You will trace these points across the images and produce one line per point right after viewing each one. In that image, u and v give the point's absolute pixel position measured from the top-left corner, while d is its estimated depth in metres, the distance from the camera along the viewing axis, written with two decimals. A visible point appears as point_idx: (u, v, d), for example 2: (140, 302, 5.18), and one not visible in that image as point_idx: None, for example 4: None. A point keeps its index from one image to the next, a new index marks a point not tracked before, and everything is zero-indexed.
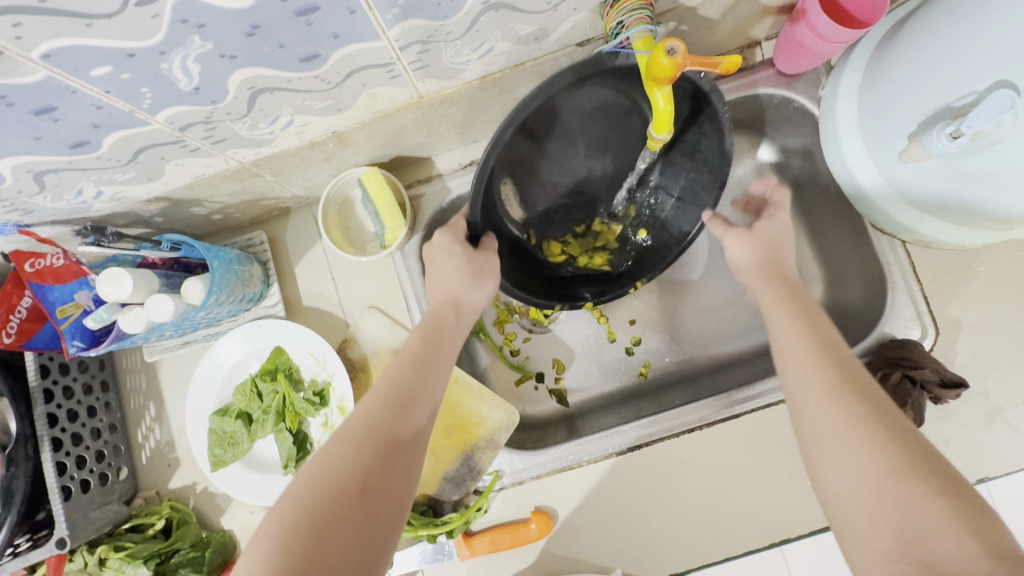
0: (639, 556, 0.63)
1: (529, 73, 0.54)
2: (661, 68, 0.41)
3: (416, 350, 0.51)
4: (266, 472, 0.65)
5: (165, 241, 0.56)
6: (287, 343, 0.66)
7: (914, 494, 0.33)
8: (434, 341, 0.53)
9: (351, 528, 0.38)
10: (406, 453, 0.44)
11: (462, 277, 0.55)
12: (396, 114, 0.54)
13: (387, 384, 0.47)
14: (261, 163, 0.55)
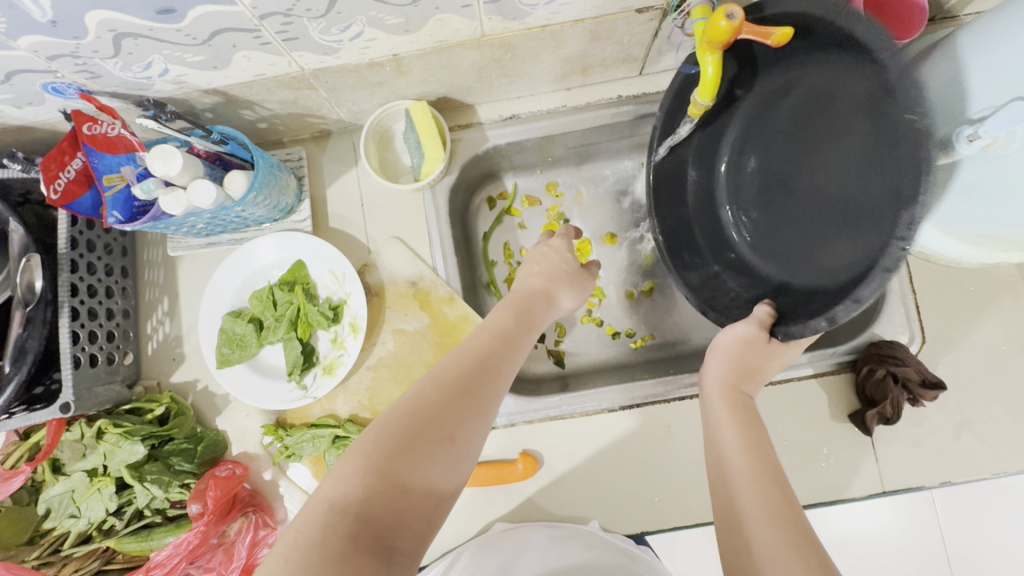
0: (614, 512, 0.66)
1: (586, 30, 0.57)
2: (718, 31, 0.44)
3: (509, 327, 0.52)
4: (270, 378, 0.67)
5: (216, 132, 0.58)
6: (308, 258, 0.68)
7: (763, 510, 0.39)
8: (523, 322, 0.54)
9: (439, 472, 0.39)
10: (488, 413, 0.44)
11: (558, 279, 0.62)
12: (456, 48, 0.57)
13: (479, 348, 0.48)
14: (319, 74, 0.57)
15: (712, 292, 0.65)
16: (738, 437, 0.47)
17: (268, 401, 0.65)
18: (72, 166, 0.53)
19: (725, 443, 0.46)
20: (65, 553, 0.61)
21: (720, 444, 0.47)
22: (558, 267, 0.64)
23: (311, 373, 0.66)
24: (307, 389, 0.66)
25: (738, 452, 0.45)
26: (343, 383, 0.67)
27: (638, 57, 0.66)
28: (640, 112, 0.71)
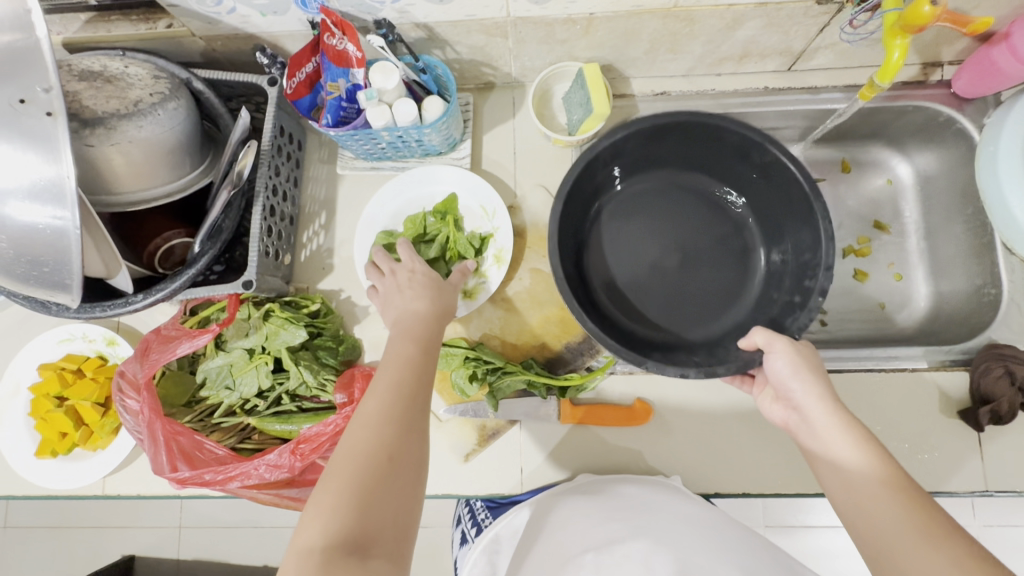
0: (716, 470, 0.69)
1: (765, 15, 0.63)
2: (920, 15, 0.51)
3: (410, 359, 0.52)
4: None
5: (420, 60, 0.64)
6: (461, 193, 0.74)
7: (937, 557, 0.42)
8: (428, 344, 0.54)
9: (404, 458, 0.45)
10: (420, 409, 0.49)
11: (427, 290, 0.60)
12: (645, 15, 0.63)
13: (398, 370, 0.51)
14: (518, 23, 0.64)
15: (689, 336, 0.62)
16: (883, 487, 0.46)
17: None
18: (305, 70, 0.60)
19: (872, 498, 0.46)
20: (214, 422, 0.67)
21: (861, 493, 0.47)
22: (419, 279, 0.61)
23: None
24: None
25: (893, 502, 0.45)
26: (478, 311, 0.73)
27: (795, 52, 0.71)
28: (781, 104, 0.76)
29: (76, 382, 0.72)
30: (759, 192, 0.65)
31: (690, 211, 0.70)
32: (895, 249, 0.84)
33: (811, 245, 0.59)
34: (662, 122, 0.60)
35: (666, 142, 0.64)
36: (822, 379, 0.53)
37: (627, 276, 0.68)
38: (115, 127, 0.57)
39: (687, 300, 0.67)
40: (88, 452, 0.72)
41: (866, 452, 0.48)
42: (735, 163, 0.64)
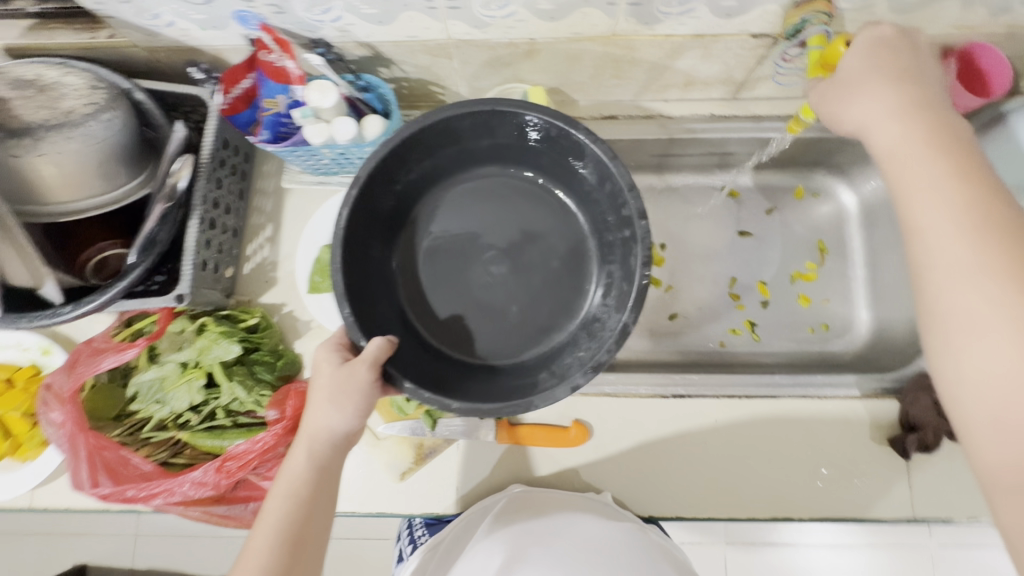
0: (651, 493, 0.69)
1: (701, 46, 0.64)
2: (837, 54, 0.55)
3: (302, 491, 0.50)
4: None
5: (361, 78, 0.65)
6: None
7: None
8: (329, 463, 0.51)
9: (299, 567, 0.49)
10: (314, 533, 0.51)
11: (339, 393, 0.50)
12: (585, 42, 0.64)
13: (297, 485, 0.50)
14: (460, 45, 0.65)
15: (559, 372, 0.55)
16: (966, 205, 0.44)
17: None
18: (243, 85, 0.60)
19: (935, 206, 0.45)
20: (144, 436, 0.66)
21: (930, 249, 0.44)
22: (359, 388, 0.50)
23: None
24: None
25: (971, 238, 0.42)
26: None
27: (737, 81, 0.72)
28: (726, 130, 0.78)
29: (6, 391, 0.71)
30: (528, 149, 0.58)
31: (522, 215, 0.62)
32: (839, 275, 0.86)
33: (611, 189, 0.53)
34: (457, 122, 0.54)
35: (418, 156, 0.56)
36: (902, 120, 0.49)
37: (448, 292, 0.61)
38: (43, 138, 0.57)
39: (534, 293, 0.61)
40: (15, 463, 0.70)
41: (938, 158, 0.46)
42: (558, 160, 0.58)
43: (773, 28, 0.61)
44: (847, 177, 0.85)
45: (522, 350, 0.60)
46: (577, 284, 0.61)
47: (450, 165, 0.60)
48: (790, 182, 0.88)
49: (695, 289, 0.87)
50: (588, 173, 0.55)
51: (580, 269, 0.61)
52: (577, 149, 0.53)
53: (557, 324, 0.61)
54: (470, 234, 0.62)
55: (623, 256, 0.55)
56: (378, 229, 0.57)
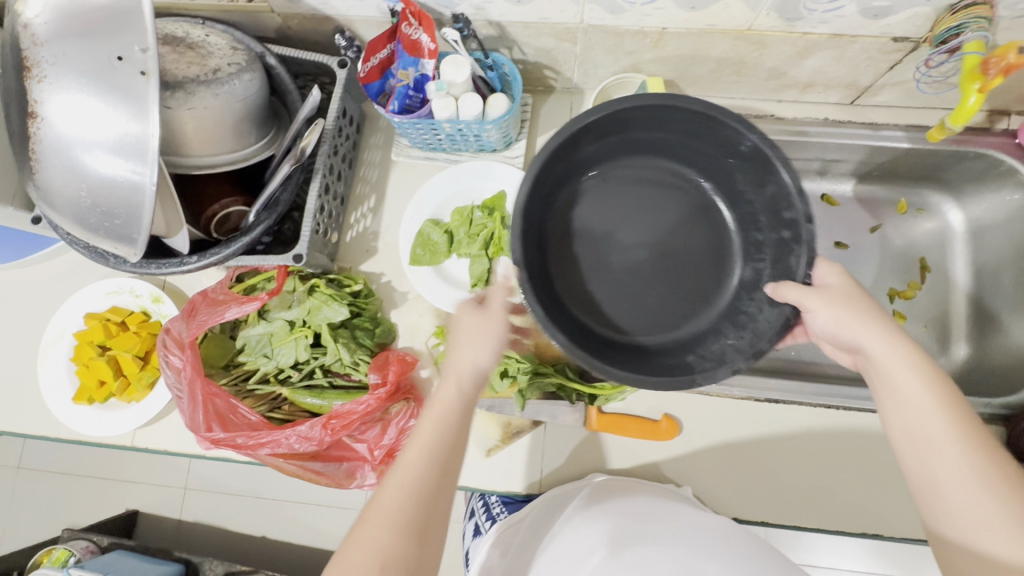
0: (736, 494, 0.69)
1: (836, 46, 0.63)
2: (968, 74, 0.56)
3: (452, 421, 0.49)
4: (452, 284, 0.73)
5: (489, 57, 0.65)
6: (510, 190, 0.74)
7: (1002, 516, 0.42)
8: (469, 403, 0.51)
9: (437, 510, 0.47)
10: (451, 479, 0.48)
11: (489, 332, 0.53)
12: (716, 35, 0.63)
13: (445, 420, 0.49)
14: (589, 30, 0.65)
15: (707, 358, 0.55)
16: (983, 485, 0.43)
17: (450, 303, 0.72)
18: (380, 56, 0.62)
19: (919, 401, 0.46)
20: (248, 388, 0.68)
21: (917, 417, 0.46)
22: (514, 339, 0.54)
23: None
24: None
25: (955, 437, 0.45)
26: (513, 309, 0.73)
27: (861, 86, 0.71)
28: (839, 136, 0.76)
29: (119, 333, 0.74)
30: (684, 139, 0.57)
31: (666, 203, 0.62)
32: (936, 294, 0.83)
33: (774, 188, 0.52)
34: (635, 111, 0.53)
35: (580, 145, 0.56)
36: (919, 370, 0.47)
37: (591, 276, 0.61)
38: (193, 92, 0.59)
39: (678, 284, 0.61)
40: (122, 403, 0.74)
41: (951, 415, 0.45)
42: (718, 154, 0.57)
43: (920, 33, 0.59)
44: (956, 194, 0.83)
45: (658, 337, 0.60)
46: (720, 278, 0.61)
47: (609, 150, 0.60)
48: (893, 195, 0.86)
49: None
50: (752, 174, 0.54)
51: (721, 261, 0.61)
52: (749, 151, 0.52)
53: (694, 315, 0.60)
54: (617, 223, 0.62)
55: (777, 254, 0.55)
56: (540, 210, 0.57)
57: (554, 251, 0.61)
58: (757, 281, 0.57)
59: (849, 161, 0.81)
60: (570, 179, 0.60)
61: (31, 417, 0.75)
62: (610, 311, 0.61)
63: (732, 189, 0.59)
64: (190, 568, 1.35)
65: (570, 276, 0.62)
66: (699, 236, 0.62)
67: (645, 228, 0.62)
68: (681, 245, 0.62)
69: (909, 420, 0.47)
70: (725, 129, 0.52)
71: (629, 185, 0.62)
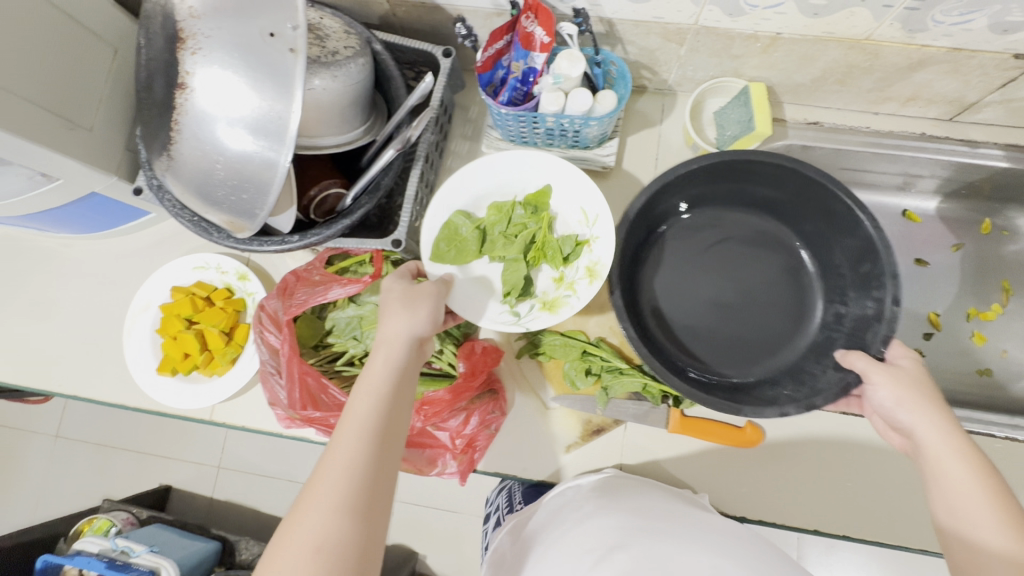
0: (816, 507, 0.68)
1: (952, 59, 0.62)
2: None
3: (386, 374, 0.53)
4: (485, 291, 0.67)
5: (600, 53, 0.66)
6: (563, 192, 0.69)
7: None
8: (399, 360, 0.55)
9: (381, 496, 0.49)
10: (391, 423, 0.52)
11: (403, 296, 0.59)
12: (830, 43, 0.63)
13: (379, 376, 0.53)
14: (700, 32, 0.64)
15: (766, 399, 0.61)
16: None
17: (478, 314, 0.65)
18: (495, 47, 0.62)
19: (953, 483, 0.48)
20: (336, 368, 0.69)
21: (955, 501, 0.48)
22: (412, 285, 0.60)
23: (528, 303, 0.67)
24: (519, 317, 0.66)
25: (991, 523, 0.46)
26: (587, 308, 0.73)
27: (964, 102, 0.70)
28: (934, 152, 0.75)
29: (206, 308, 0.75)
30: (788, 201, 0.66)
31: (757, 257, 0.70)
32: (1018, 318, 0.82)
33: (870, 269, 0.60)
34: (759, 166, 0.62)
35: (696, 183, 0.66)
36: (965, 459, 0.49)
37: (678, 308, 0.69)
38: (313, 72, 0.59)
39: (749, 332, 0.68)
40: (205, 376, 0.75)
41: (991, 493, 0.47)
42: (825, 229, 0.65)
43: None
44: None
45: (726, 373, 0.67)
46: (793, 336, 0.67)
47: (722, 195, 0.69)
48: (976, 216, 0.85)
49: None
50: (854, 252, 0.62)
51: (797, 322, 0.68)
52: (857, 228, 0.60)
53: (760, 361, 0.67)
54: (706, 264, 0.70)
55: (855, 327, 0.61)
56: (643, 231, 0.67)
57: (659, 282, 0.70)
58: (830, 346, 0.63)
59: (936, 178, 0.81)
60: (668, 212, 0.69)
61: (117, 384, 0.76)
62: (694, 346, 0.68)
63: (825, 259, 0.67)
64: (226, 547, 1.35)
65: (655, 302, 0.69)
66: (778, 293, 0.69)
67: (729, 272, 0.70)
68: (759, 296, 0.69)
69: (953, 498, 0.48)
70: (832, 200, 0.60)
71: (727, 233, 0.71)
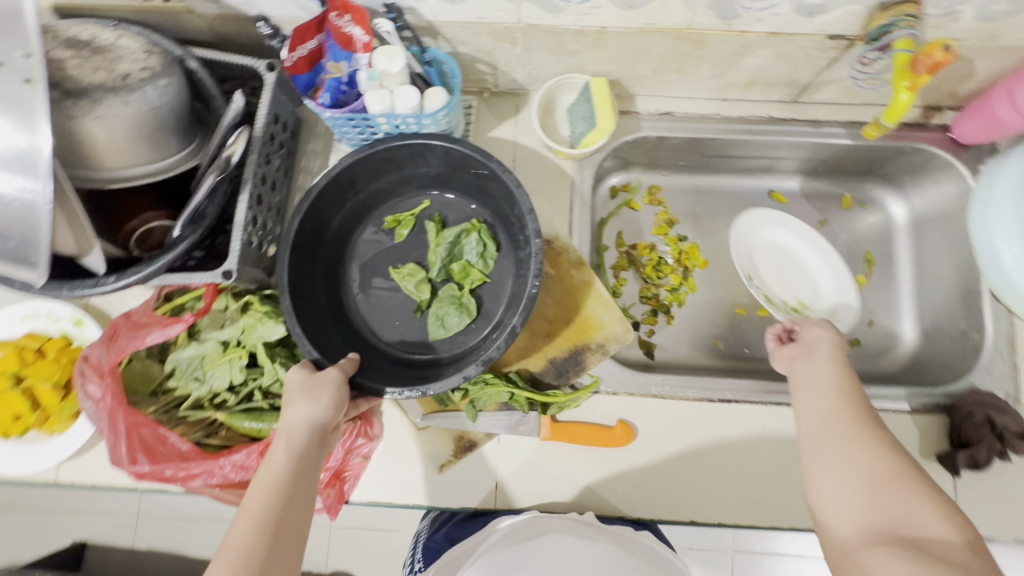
0: (693, 498, 0.66)
1: (775, 43, 0.63)
2: (897, 107, 0.61)
3: (285, 473, 0.52)
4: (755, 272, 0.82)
5: (427, 52, 0.64)
6: (831, 286, 0.83)
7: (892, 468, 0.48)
8: (311, 453, 0.54)
9: (279, 557, 0.49)
10: (298, 511, 0.52)
11: (302, 385, 0.56)
12: (656, 34, 0.62)
13: (284, 464, 0.52)
14: (526, 30, 0.63)
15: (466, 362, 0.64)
16: (872, 451, 0.50)
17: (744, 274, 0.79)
18: (308, 45, 0.59)
19: (831, 388, 0.56)
20: (180, 414, 0.64)
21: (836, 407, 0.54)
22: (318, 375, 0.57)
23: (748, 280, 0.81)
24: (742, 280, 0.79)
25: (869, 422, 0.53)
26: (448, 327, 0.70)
27: (801, 84, 0.71)
28: (783, 134, 0.77)
29: (37, 361, 0.69)
30: (449, 173, 0.70)
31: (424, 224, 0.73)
32: (882, 287, 0.85)
33: (520, 214, 0.64)
34: (394, 152, 0.66)
35: (369, 177, 0.68)
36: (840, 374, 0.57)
37: (391, 319, 0.71)
38: (101, 100, 0.54)
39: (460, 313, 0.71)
40: (43, 436, 0.68)
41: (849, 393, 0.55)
42: (503, 205, 0.69)
43: (853, 31, 0.60)
44: (898, 189, 0.84)
45: (441, 349, 0.70)
46: (493, 302, 0.71)
47: (394, 184, 0.72)
48: (837, 191, 0.87)
49: (740, 294, 0.85)
50: (506, 195, 0.66)
51: (496, 289, 0.71)
52: (500, 181, 0.65)
53: (470, 329, 0.70)
54: (403, 253, 0.73)
55: (527, 268, 0.65)
56: (324, 244, 0.69)
57: (372, 293, 0.72)
58: (517, 296, 0.66)
59: (793, 158, 0.82)
60: (354, 198, 0.70)
61: None
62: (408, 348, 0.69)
63: (495, 216, 0.72)
64: None
65: (360, 302, 0.72)
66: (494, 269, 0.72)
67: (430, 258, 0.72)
68: None
69: (817, 395, 0.56)
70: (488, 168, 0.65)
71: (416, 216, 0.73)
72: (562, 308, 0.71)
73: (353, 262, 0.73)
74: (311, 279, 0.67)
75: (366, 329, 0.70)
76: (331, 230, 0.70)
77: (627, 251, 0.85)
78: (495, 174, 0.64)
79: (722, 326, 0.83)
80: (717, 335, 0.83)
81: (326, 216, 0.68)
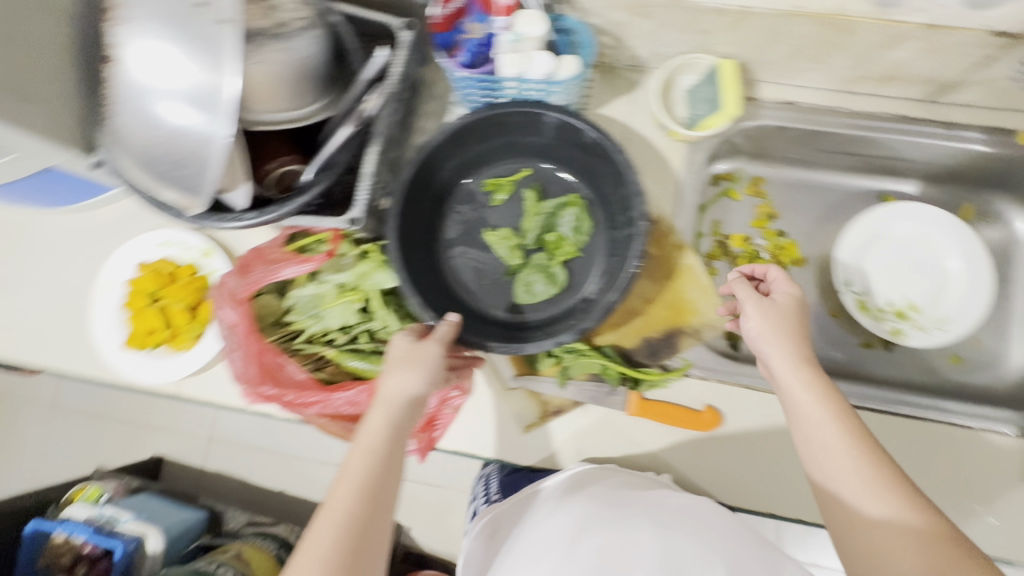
0: (775, 490, 0.66)
1: (929, 37, 0.60)
2: None
3: (382, 444, 0.54)
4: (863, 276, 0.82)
5: (563, 21, 0.65)
6: (952, 300, 0.79)
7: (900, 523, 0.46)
8: (406, 427, 0.56)
9: (380, 520, 0.52)
10: (394, 481, 0.54)
11: (400, 359, 0.57)
12: (801, 19, 0.61)
13: (383, 435, 0.55)
14: (665, 7, 0.62)
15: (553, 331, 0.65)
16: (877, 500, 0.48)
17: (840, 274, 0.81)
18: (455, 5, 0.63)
19: (824, 427, 0.52)
20: (296, 346, 0.69)
21: (829, 448, 0.51)
22: (414, 350, 0.58)
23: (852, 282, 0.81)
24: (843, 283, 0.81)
25: (868, 465, 0.49)
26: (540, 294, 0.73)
27: (944, 83, 0.68)
28: (912, 134, 0.73)
29: (170, 285, 0.75)
30: (554, 145, 0.71)
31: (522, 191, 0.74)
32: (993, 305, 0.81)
33: (624, 193, 0.65)
34: (509, 118, 0.67)
35: (477, 141, 0.70)
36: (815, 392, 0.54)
37: (478, 279, 0.74)
38: (263, 46, 0.58)
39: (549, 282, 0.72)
40: (171, 352, 0.75)
41: (839, 425, 0.52)
42: (606, 183, 0.70)
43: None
44: None
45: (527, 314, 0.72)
46: (582, 275, 0.72)
47: (499, 150, 0.73)
48: (956, 201, 0.83)
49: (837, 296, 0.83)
50: (611, 172, 0.67)
51: (586, 263, 0.72)
52: (609, 159, 0.65)
53: (557, 300, 0.72)
54: (500, 218, 0.74)
55: (625, 246, 0.66)
56: (429, 201, 0.72)
57: (462, 252, 0.74)
58: (610, 275, 0.67)
59: (915, 161, 0.79)
60: (460, 159, 0.72)
61: (82, 358, 0.77)
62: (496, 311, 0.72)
63: (594, 192, 0.72)
64: None
65: (454, 260, 0.74)
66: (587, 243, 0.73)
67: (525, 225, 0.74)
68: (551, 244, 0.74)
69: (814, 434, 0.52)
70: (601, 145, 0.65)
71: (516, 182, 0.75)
72: (659, 290, 0.72)
73: (451, 221, 0.75)
74: (414, 233, 0.70)
75: (458, 286, 0.73)
76: (436, 188, 0.72)
77: (723, 241, 0.84)
78: (605, 151, 0.65)
79: (815, 326, 0.82)
80: (808, 335, 0.82)
81: (435, 174, 0.70)
